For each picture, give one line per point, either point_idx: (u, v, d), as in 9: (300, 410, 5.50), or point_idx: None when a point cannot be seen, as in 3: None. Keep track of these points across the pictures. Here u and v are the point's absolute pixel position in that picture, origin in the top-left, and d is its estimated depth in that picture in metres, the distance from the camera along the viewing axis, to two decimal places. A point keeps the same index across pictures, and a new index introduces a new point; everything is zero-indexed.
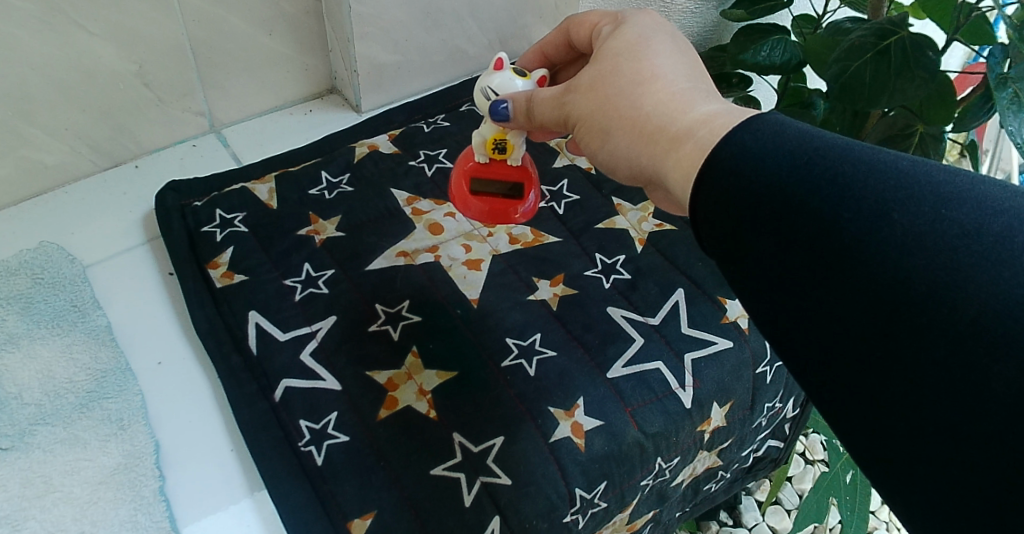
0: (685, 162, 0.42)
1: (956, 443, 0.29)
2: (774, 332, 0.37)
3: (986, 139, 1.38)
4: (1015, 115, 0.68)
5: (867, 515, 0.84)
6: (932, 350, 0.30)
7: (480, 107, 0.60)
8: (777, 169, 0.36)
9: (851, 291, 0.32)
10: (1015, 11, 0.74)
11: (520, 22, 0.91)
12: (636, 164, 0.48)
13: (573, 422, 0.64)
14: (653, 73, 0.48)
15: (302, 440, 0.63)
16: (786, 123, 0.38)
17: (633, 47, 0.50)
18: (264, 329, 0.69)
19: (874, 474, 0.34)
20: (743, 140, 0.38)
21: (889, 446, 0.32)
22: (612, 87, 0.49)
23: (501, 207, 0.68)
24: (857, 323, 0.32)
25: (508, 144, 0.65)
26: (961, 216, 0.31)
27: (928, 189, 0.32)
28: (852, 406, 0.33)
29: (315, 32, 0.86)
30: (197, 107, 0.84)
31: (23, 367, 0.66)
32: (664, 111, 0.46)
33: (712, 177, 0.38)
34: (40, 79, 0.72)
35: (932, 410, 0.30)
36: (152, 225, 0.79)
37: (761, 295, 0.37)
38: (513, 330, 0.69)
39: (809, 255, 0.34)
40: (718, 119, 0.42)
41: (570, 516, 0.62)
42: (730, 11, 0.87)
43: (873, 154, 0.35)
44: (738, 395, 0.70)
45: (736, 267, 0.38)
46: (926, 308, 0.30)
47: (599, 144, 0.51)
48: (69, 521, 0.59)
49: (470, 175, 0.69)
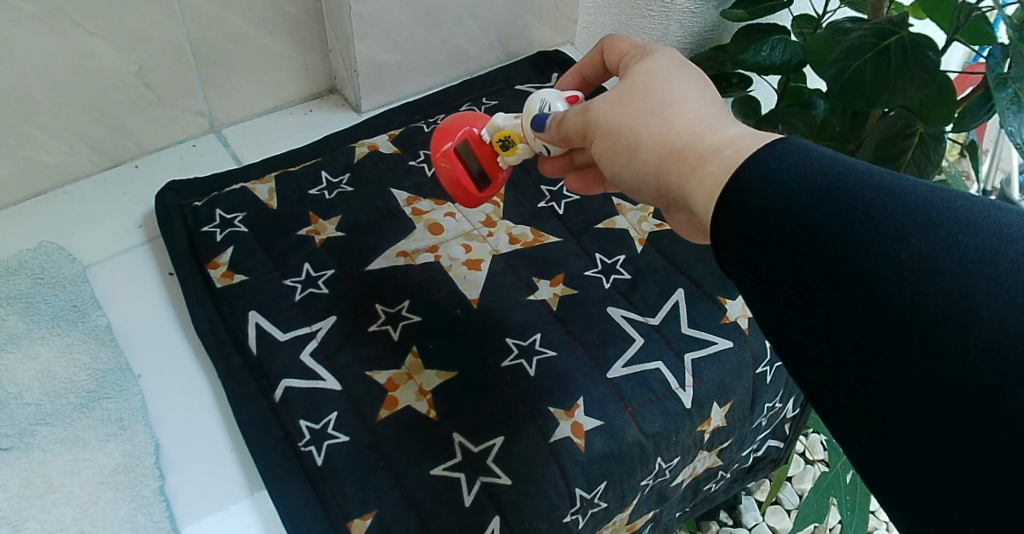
0: (709, 180, 0.41)
1: (969, 468, 0.29)
2: (788, 350, 0.37)
3: (985, 139, 1.38)
4: (1015, 115, 0.68)
5: (867, 514, 0.84)
6: (948, 374, 0.30)
7: (527, 108, 0.59)
8: (797, 191, 0.35)
9: (866, 314, 0.32)
10: (1015, 11, 0.74)
11: (520, 22, 0.93)
12: (663, 183, 0.47)
13: (573, 421, 0.64)
14: (682, 96, 0.48)
15: (302, 439, 0.63)
16: (808, 146, 0.38)
17: (665, 73, 0.51)
18: (264, 329, 0.69)
19: (882, 493, 0.34)
20: (766, 160, 0.38)
21: (901, 468, 0.32)
22: (640, 106, 0.49)
23: (465, 183, 0.62)
24: (874, 347, 0.32)
25: (513, 146, 0.61)
26: (979, 241, 0.30)
27: (946, 214, 0.32)
28: (865, 429, 0.33)
29: (315, 32, 0.86)
30: (197, 107, 0.84)
31: (23, 367, 0.66)
32: (692, 131, 0.45)
33: (736, 196, 0.38)
34: (40, 79, 0.72)
35: (945, 434, 0.30)
36: (152, 225, 0.79)
37: (777, 315, 0.37)
38: (513, 330, 0.69)
39: (826, 277, 0.34)
40: (743, 140, 0.41)
41: (570, 517, 0.62)
42: (730, 11, 0.87)
43: (894, 179, 0.34)
44: (737, 395, 0.70)
45: (752, 286, 0.38)
46: (942, 332, 0.30)
47: (624, 162, 0.50)
48: (69, 521, 0.59)
49: (466, 138, 0.62)
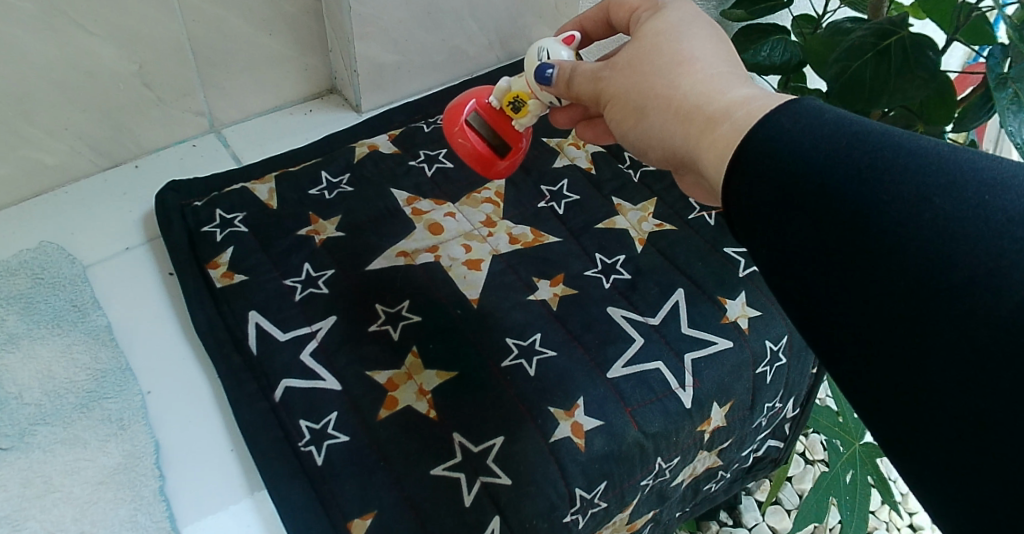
0: (721, 142, 0.41)
1: (994, 434, 0.29)
2: (805, 316, 0.37)
3: (985, 140, 1.38)
4: (1015, 114, 0.68)
5: (867, 514, 0.83)
6: (974, 336, 0.29)
7: (527, 62, 0.58)
8: (814, 154, 0.35)
9: (886, 277, 0.32)
10: (1015, 11, 0.74)
11: (520, 22, 0.93)
12: (670, 145, 0.47)
13: (573, 421, 0.64)
14: (692, 55, 0.48)
15: (302, 440, 0.63)
16: (826, 109, 0.37)
17: (674, 29, 0.50)
18: (264, 329, 0.69)
19: (901, 461, 0.34)
20: (781, 123, 0.38)
21: (918, 433, 0.32)
22: (650, 66, 0.49)
23: (484, 153, 0.63)
24: (893, 310, 0.32)
25: (525, 107, 0.61)
26: (1005, 203, 0.30)
27: (968, 175, 0.31)
28: (883, 394, 0.33)
29: (315, 32, 0.86)
30: (197, 107, 0.84)
31: (23, 367, 0.66)
32: (700, 92, 0.45)
33: (750, 157, 0.38)
34: (39, 79, 0.71)
35: (968, 397, 0.29)
36: (153, 225, 0.79)
37: (793, 280, 0.37)
38: (513, 330, 0.69)
39: (845, 239, 0.33)
40: (754, 101, 0.41)
41: (570, 516, 0.62)
42: (731, 11, 0.86)
43: (915, 140, 0.34)
44: (738, 395, 0.70)
45: (769, 252, 0.38)
46: (966, 296, 0.29)
47: (634, 125, 0.50)
48: (69, 521, 0.59)
49: (477, 109, 0.64)
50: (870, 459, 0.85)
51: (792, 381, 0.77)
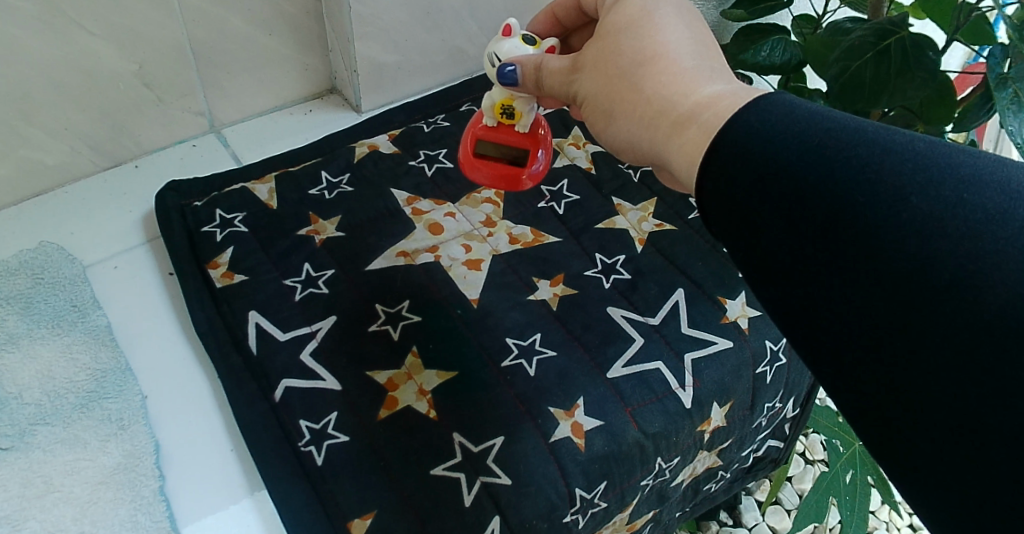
0: (689, 147, 0.41)
1: (983, 433, 0.29)
2: (783, 317, 0.36)
3: (986, 139, 1.38)
4: (1015, 115, 0.68)
5: (867, 515, 0.83)
6: (958, 338, 0.29)
7: (489, 73, 0.61)
8: (787, 151, 0.35)
9: (865, 277, 0.32)
10: (1015, 11, 0.74)
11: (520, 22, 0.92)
12: (638, 146, 0.47)
13: (573, 421, 0.64)
14: (656, 52, 0.47)
15: (302, 440, 0.63)
16: (796, 104, 0.37)
17: (635, 22, 0.48)
18: (264, 329, 0.69)
19: (887, 461, 0.34)
20: (750, 121, 0.37)
21: (903, 434, 0.31)
22: (616, 67, 0.48)
23: (508, 172, 0.65)
24: (873, 311, 0.31)
25: (517, 111, 0.62)
26: (985, 200, 0.30)
27: (948, 172, 0.31)
28: (864, 394, 0.33)
29: (315, 32, 0.86)
30: (197, 107, 0.84)
31: (23, 368, 0.66)
32: (665, 92, 0.45)
33: (721, 157, 0.37)
34: (40, 78, 0.72)
35: (952, 398, 0.29)
36: (153, 225, 0.79)
37: (770, 281, 0.36)
38: (513, 330, 0.69)
39: (823, 239, 0.33)
40: (722, 101, 0.41)
41: (570, 516, 0.62)
42: (730, 11, 0.86)
43: (888, 135, 0.34)
44: (738, 395, 0.70)
45: (745, 252, 0.37)
46: (950, 296, 0.29)
47: (605, 127, 0.51)
48: (69, 521, 0.59)
49: (479, 138, 0.65)
50: (870, 460, 0.85)
51: (792, 382, 0.77)
